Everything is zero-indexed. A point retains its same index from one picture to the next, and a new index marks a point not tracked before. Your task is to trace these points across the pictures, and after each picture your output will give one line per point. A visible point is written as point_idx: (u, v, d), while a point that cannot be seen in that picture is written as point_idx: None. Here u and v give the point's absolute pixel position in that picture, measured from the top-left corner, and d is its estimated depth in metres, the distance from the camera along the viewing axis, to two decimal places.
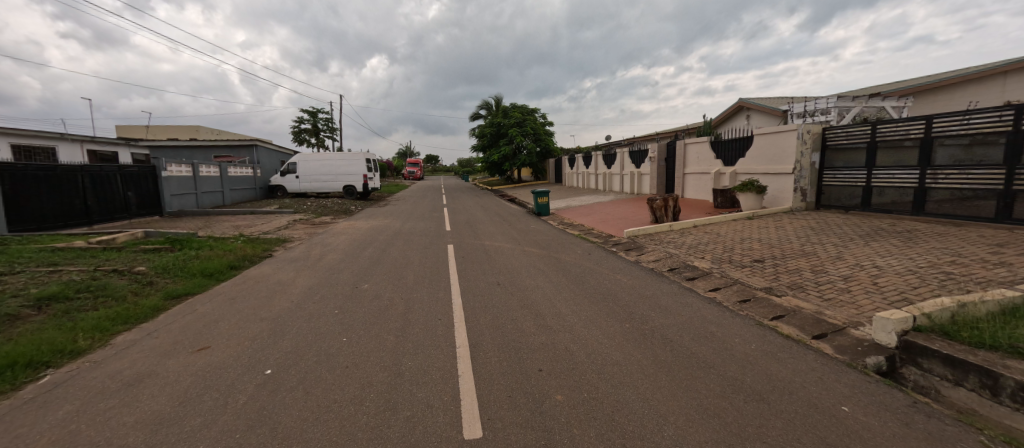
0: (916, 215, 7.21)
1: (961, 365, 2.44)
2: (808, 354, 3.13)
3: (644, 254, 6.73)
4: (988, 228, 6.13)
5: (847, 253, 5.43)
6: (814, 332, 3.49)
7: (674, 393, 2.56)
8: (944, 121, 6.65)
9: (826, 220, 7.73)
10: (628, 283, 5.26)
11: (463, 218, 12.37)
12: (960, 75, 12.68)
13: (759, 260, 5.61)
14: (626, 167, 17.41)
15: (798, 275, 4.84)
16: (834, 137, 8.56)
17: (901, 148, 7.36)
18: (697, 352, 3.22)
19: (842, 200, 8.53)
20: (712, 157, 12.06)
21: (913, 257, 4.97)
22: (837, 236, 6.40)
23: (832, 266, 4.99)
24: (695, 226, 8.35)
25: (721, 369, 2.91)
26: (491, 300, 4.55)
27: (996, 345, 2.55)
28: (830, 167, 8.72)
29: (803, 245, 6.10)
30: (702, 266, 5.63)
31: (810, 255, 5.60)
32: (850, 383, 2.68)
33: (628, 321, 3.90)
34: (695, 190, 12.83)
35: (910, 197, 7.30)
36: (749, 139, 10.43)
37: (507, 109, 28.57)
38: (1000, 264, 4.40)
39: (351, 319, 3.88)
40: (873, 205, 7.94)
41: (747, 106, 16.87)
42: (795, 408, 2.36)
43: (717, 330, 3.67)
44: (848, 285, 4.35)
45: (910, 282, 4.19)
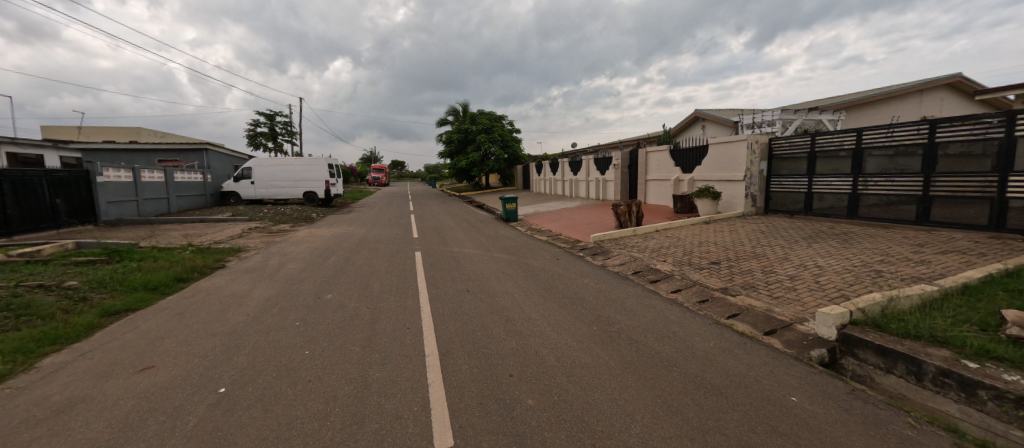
0: (851, 219, 7.90)
1: (891, 354, 2.74)
2: (761, 349, 3.35)
3: (610, 258, 6.92)
4: (911, 230, 6.81)
5: (793, 254, 5.86)
6: (765, 329, 3.74)
7: (640, 392, 2.65)
8: (872, 134, 7.36)
9: (774, 224, 8.31)
10: (595, 287, 5.39)
11: (431, 224, 12.22)
12: (884, 91, 14.12)
13: (716, 262, 5.93)
14: (591, 174, 17.90)
15: (750, 276, 5.17)
16: (779, 147, 9.25)
17: (837, 158, 8.07)
18: (661, 351, 3.35)
19: (787, 205, 9.21)
20: (671, 165, 12.64)
21: (849, 257, 5.44)
22: (784, 239, 6.89)
23: (780, 267, 5.37)
24: (657, 231, 8.68)
25: (683, 367, 3.05)
26: (460, 308, 4.51)
27: (919, 335, 2.87)
28: (776, 175, 9.38)
29: (754, 247, 6.52)
30: (664, 269, 5.88)
31: (760, 256, 6.00)
32: (798, 375, 2.89)
33: (594, 324, 4.00)
34: (657, 196, 13.40)
35: (845, 202, 8.01)
36: (705, 148, 11.03)
37: (475, 116, 28.58)
38: (921, 262, 4.91)
39: (314, 331, 3.72)
40: (814, 209, 8.62)
41: (702, 117, 17.86)
42: (749, 401, 2.52)
43: (678, 330, 3.84)
44: (794, 284, 4.69)
45: (847, 279, 4.59)
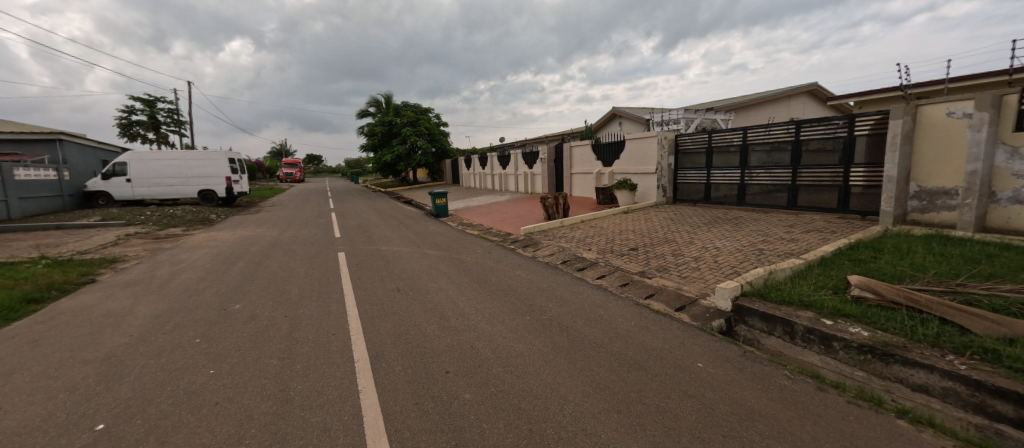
0: (740, 206, 9.15)
1: (772, 319, 3.30)
2: (673, 324, 3.76)
3: (540, 249, 7.17)
4: (783, 214, 8.12)
5: (697, 238, 6.64)
6: (676, 306, 4.20)
7: (572, 374, 2.82)
8: (754, 132, 8.59)
9: (681, 212, 9.32)
10: (527, 278, 5.55)
11: (355, 223, 11.48)
12: (762, 95, 16.50)
13: (634, 248, 6.48)
14: (520, 168, 18.27)
15: (663, 259, 5.75)
16: (683, 143, 10.35)
17: (728, 153, 9.28)
18: (589, 334, 3.58)
19: (691, 195, 10.37)
20: (593, 159, 13.43)
21: (739, 238, 6.33)
22: (689, 225, 7.76)
23: (686, 250, 6.05)
24: (582, 221, 9.19)
25: (608, 346, 3.31)
26: (391, 308, 4.33)
27: (791, 300, 3.49)
28: (682, 168, 10.50)
29: (665, 233, 7.25)
30: (589, 257, 6.26)
31: (671, 241, 6.69)
32: (703, 343, 3.31)
33: (527, 314, 4.13)
34: (581, 189, 14.16)
35: (735, 191, 9.26)
36: (622, 143, 11.91)
37: (399, 108, 27.32)
38: (791, 240, 5.91)
39: (221, 347, 3.29)
40: (712, 198, 9.83)
41: (619, 114, 19.22)
42: (665, 372, 2.83)
43: (603, 313, 4.14)
44: (698, 264, 5.33)
45: (738, 258, 5.34)
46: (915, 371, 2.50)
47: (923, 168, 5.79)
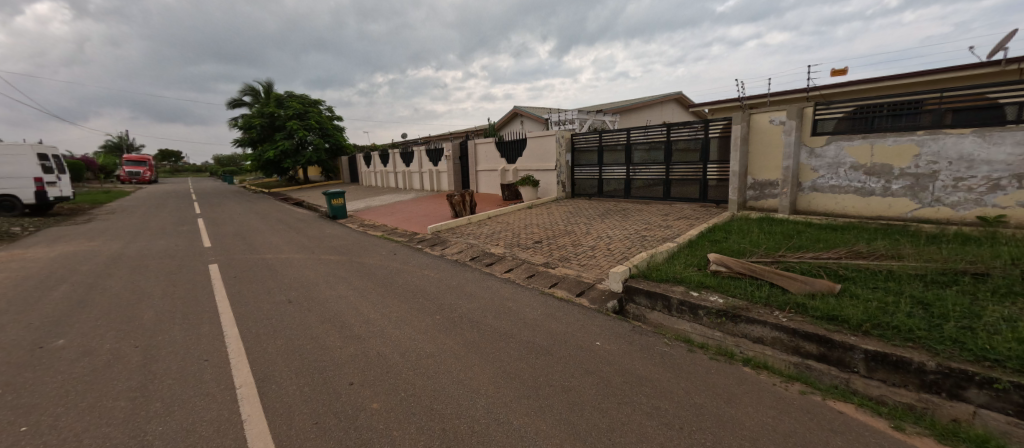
0: (627, 198, 10.29)
1: (654, 296, 3.85)
2: (575, 309, 4.07)
3: (449, 247, 7.08)
4: (660, 204, 9.36)
5: (592, 229, 7.27)
6: (577, 291, 4.54)
7: (484, 367, 2.84)
8: (635, 133, 9.71)
9: (578, 205, 10.11)
10: (436, 277, 5.43)
11: (230, 229, 9.84)
12: (640, 101, 18.75)
13: (538, 241, 6.81)
14: (425, 165, 17.74)
15: (564, 250, 6.16)
16: (578, 141, 11.21)
17: (616, 151, 10.34)
18: (499, 326, 3.66)
19: (586, 189, 11.31)
20: (497, 157, 13.71)
21: (627, 227, 7.12)
22: (586, 217, 8.46)
23: (584, 240, 6.58)
24: (489, 218, 9.33)
25: (518, 336, 3.42)
26: (280, 322, 3.83)
27: (668, 277, 4.07)
28: (578, 164, 11.36)
29: (566, 226, 7.78)
30: (497, 252, 6.39)
31: (571, 232, 7.21)
32: (600, 324, 3.66)
33: (437, 313, 4.04)
34: (487, 185, 14.36)
35: (622, 185, 10.37)
36: (524, 141, 12.39)
37: (281, 98, 24.12)
38: (667, 227, 6.86)
39: (33, 396, 2.52)
40: (604, 192, 10.86)
41: (520, 113, 19.94)
42: (569, 355, 3.05)
43: (512, 304, 4.27)
44: (594, 252, 5.85)
45: (626, 245, 6.00)
46: (755, 326, 3.13)
47: (755, 165, 7.20)
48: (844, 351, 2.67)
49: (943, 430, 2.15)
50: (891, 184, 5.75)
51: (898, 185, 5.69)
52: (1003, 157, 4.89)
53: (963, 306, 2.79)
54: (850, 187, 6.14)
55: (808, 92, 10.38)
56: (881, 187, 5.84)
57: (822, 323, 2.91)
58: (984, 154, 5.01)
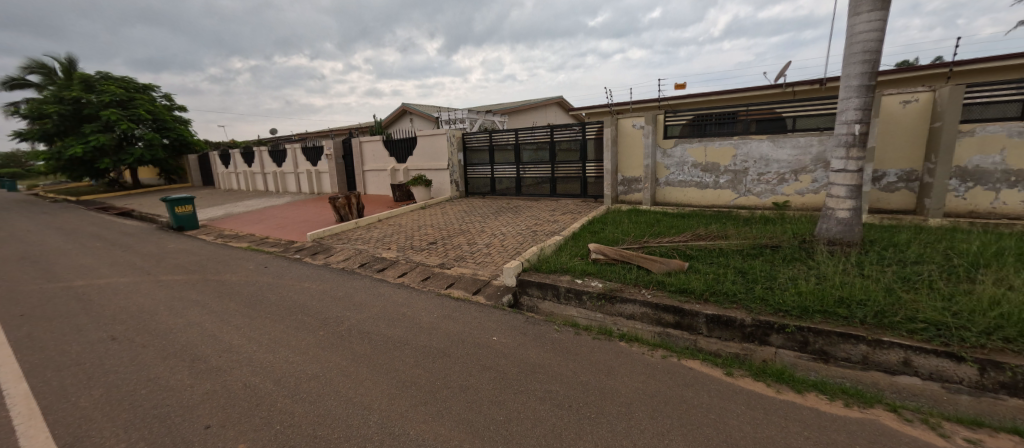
0: (518, 196, 10.75)
1: (545, 287, 4.12)
2: (472, 307, 4.08)
3: (333, 255, 6.41)
4: (548, 200, 10.02)
5: (486, 227, 7.40)
6: (473, 290, 4.56)
7: (376, 380, 2.64)
8: (522, 133, 10.19)
9: (472, 204, 10.19)
10: (317, 288, 4.86)
11: (7, 252, 7.25)
12: (526, 103, 19.78)
13: (433, 242, 6.64)
14: (300, 164, 15.78)
15: (460, 249, 6.13)
16: (469, 141, 11.28)
17: (506, 151, 10.71)
18: (393, 334, 3.45)
19: (480, 188, 11.47)
20: (386, 156, 12.95)
21: (519, 224, 7.44)
22: (480, 215, 8.58)
23: (479, 238, 6.65)
24: (379, 220, 8.77)
25: (413, 342, 3.27)
26: (95, 366, 2.96)
27: (556, 268, 4.39)
28: (470, 164, 11.44)
29: (461, 225, 7.75)
30: (389, 256, 6.03)
31: (465, 231, 7.21)
32: (496, 319, 3.74)
33: (320, 329, 3.62)
34: (376, 186, 13.46)
35: (513, 183, 10.80)
36: (413, 139, 11.95)
37: (91, 79, 18.78)
38: (554, 221, 7.37)
39: None
40: (497, 190, 11.16)
41: (409, 110, 19.18)
42: (467, 354, 3.03)
43: (407, 310, 4.08)
44: (489, 250, 5.95)
45: (519, 240, 6.26)
46: (627, 305, 3.57)
47: (623, 163, 8.22)
48: (692, 317, 3.23)
49: (756, 370, 2.76)
50: (719, 179, 7.16)
51: (724, 179, 7.13)
52: (786, 158, 6.51)
53: (766, 271, 3.61)
54: (692, 182, 7.45)
55: (659, 102, 12.27)
56: (713, 181, 7.23)
57: (676, 295, 3.48)
58: (774, 155, 6.60)
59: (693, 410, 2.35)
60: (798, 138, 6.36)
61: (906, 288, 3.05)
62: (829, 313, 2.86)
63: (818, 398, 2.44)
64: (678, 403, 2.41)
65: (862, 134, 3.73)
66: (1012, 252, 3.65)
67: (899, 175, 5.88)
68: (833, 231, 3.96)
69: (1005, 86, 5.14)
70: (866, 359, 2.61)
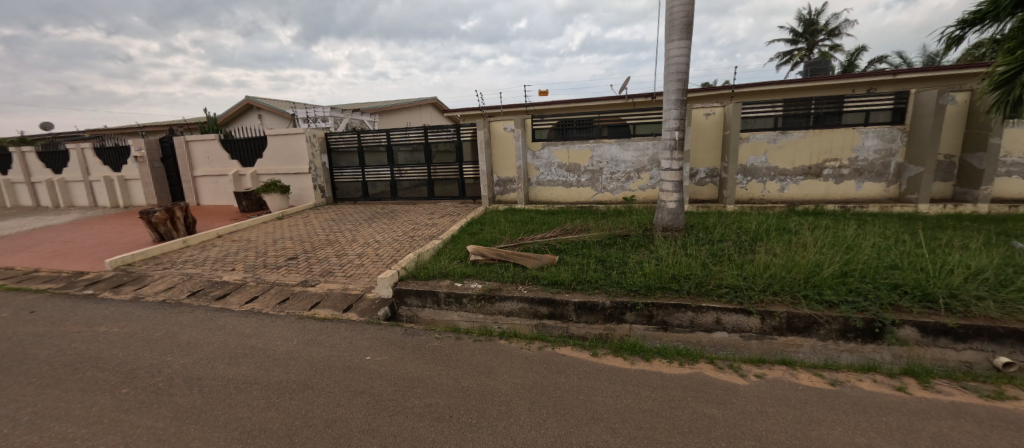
0: (394, 200, 10.20)
1: (423, 295, 3.95)
2: (342, 326, 3.65)
3: (148, 285, 5.00)
4: (427, 203, 9.73)
5: (358, 235, 6.78)
6: (343, 307, 4.07)
7: (210, 438, 2.12)
8: (395, 134, 9.67)
9: (342, 211, 9.26)
10: (121, 332, 3.71)
11: None
12: (399, 102, 18.93)
13: (292, 258, 5.76)
14: (94, 170, 12.05)
15: (326, 263, 5.46)
16: (334, 141, 10.21)
17: (377, 152, 10.03)
18: (235, 375, 2.83)
19: (350, 193, 10.52)
20: (226, 158, 10.82)
21: (395, 230, 7.03)
22: (351, 223, 7.83)
23: (349, 248, 6.04)
24: (219, 236, 7.26)
25: (264, 380, 2.74)
26: None
27: (434, 273, 4.25)
28: (337, 167, 10.38)
29: (327, 235, 6.94)
30: (232, 279, 5.00)
31: (333, 242, 6.48)
32: (370, 336, 3.42)
33: (122, 385, 2.75)
34: (214, 195, 11.13)
35: (388, 187, 10.20)
36: (263, 139, 10.25)
37: None
38: (433, 225, 7.18)
39: None
40: (370, 195, 10.40)
41: (255, 105, 16.40)
42: (335, 382, 2.68)
43: (257, 341, 3.41)
44: (362, 260, 5.45)
45: (395, 247, 5.90)
46: (505, 303, 3.65)
47: (498, 165, 8.50)
48: (563, 307, 3.47)
49: (616, 347, 3.11)
50: (581, 178, 7.98)
51: (585, 178, 7.97)
52: (630, 159, 7.62)
53: (619, 258, 4.13)
54: (559, 181, 8.14)
55: (527, 107, 13.12)
56: (576, 180, 8.03)
57: (549, 288, 3.71)
58: (622, 156, 7.66)
59: (567, 395, 2.50)
60: (638, 142, 7.52)
61: (715, 261, 3.83)
62: (666, 289, 3.41)
63: (662, 363, 2.87)
64: (552, 391, 2.55)
65: (679, 139, 4.57)
66: (774, 227, 4.95)
67: (707, 172, 7.44)
68: (666, 220, 4.76)
69: (765, 106, 6.97)
70: (693, 323, 3.17)
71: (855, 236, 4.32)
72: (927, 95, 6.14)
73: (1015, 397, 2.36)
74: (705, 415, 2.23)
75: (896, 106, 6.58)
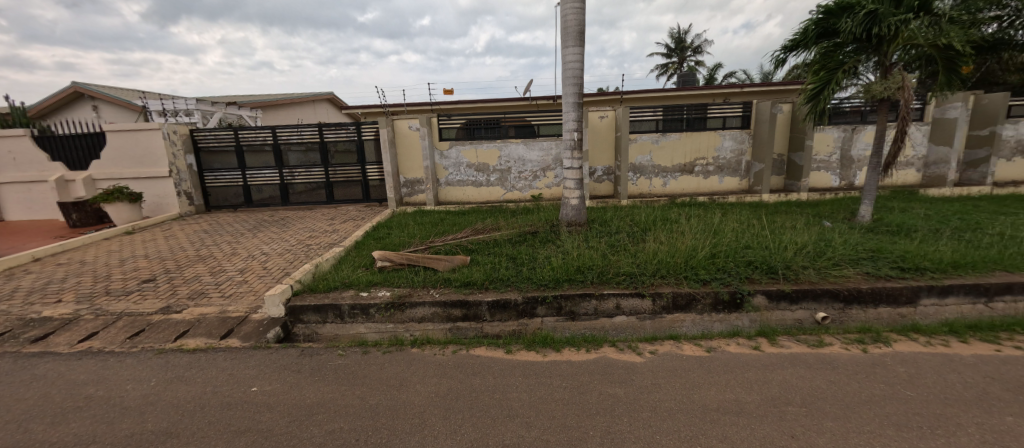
0: (285, 206, 9.10)
1: (322, 309, 3.57)
2: (219, 356, 3.09)
3: None
4: (326, 208, 8.87)
5: (239, 248, 5.87)
6: (222, 333, 3.44)
7: None
8: (282, 132, 8.61)
9: (217, 221, 7.95)
10: None
11: None
12: (287, 96, 16.94)
13: (148, 280, 4.72)
14: None
15: (197, 283, 4.58)
16: (203, 139, 8.69)
17: (261, 152, 8.82)
18: (61, 436, 2.20)
19: (229, 199, 9.08)
20: (43, 159, 8.48)
21: (286, 239, 6.26)
22: (230, 234, 6.75)
23: (228, 264, 5.19)
24: (35, 259, 5.65)
25: (107, 436, 2.18)
26: None
27: (335, 285, 3.87)
28: (208, 169, 8.86)
29: (198, 250, 5.86)
30: (56, 314, 3.90)
31: (206, 258, 5.49)
32: (257, 363, 2.97)
33: None
34: (26, 206, 8.63)
35: (277, 191, 9.06)
36: (102, 136, 8.38)
37: None
38: (333, 231, 6.57)
39: None
40: (254, 201, 9.12)
41: (86, 93, 13.11)
42: (209, 424, 2.25)
43: (95, 389, 2.69)
44: (245, 277, 4.71)
45: (287, 259, 5.24)
46: (417, 309, 3.47)
47: (404, 165, 8.15)
48: (476, 307, 3.43)
49: (529, 341, 3.19)
50: (490, 177, 8.08)
51: (494, 178, 8.08)
52: (535, 158, 7.96)
53: (529, 255, 4.25)
54: (469, 181, 8.12)
55: (433, 105, 12.81)
56: (486, 180, 8.09)
57: (461, 289, 3.64)
58: (528, 156, 7.95)
59: (482, 396, 2.47)
60: (543, 143, 7.90)
61: (613, 252, 4.17)
62: (572, 280, 3.61)
63: (571, 352, 3.02)
64: (467, 394, 2.50)
65: (578, 140, 4.89)
66: (659, 218, 5.61)
67: (603, 170, 8.14)
68: (570, 215, 5.05)
69: (649, 111, 7.86)
70: (597, 311, 3.41)
71: (719, 223, 5.12)
72: (764, 105, 7.57)
73: (830, 343, 3.01)
74: (609, 396, 2.40)
75: (744, 113, 7.96)
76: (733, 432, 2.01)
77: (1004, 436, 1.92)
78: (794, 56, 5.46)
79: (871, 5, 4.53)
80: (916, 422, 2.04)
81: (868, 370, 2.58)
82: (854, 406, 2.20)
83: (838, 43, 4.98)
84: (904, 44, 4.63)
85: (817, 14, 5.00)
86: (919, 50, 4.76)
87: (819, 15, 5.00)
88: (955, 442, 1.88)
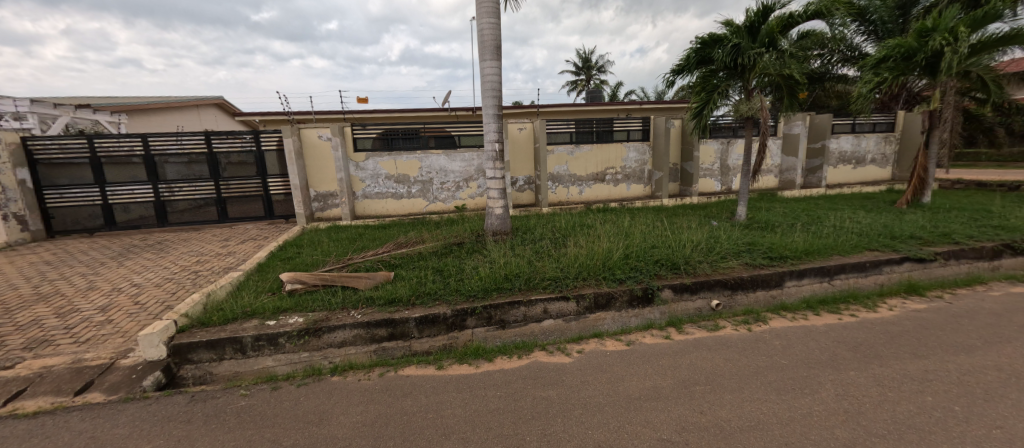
0: (163, 227, 7.71)
1: (218, 344, 3.08)
2: (74, 416, 2.47)
3: None
4: (217, 228, 7.72)
5: (99, 281, 4.79)
6: (75, 388, 2.74)
7: None
8: (158, 141, 7.35)
9: (66, 249, 6.43)
10: None
11: None
12: (160, 100, 14.45)
13: None
14: None
15: (37, 328, 3.62)
16: (40, 149, 6.99)
17: (129, 164, 7.39)
18: None
19: (82, 222, 7.42)
20: None
21: (166, 266, 5.29)
22: (85, 264, 5.50)
23: (83, 301, 4.20)
24: None
25: None
26: None
27: (234, 315, 3.37)
28: (50, 185, 7.15)
29: (36, 287, 4.65)
30: None
31: (48, 296, 4.37)
32: (132, 419, 2.43)
33: None
34: None
35: (152, 210, 7.64)
36: None
37: None
38: (229, 254, 5.74)
39: None
40: (119, 223, 7.58)
41: None
42: None
43: None
44: (108, 316, 3.85)
45: (168, 290, 4.43)
46: (336, 333, 3.18)
47: (315, 177, 7.51)
48: (403, 325, 3.27)
49: (462, 355, 3.12)
50: (411, 189, 7.82)
51: (415, 189, 7.84)
52: (457, 169, 7.94)
53: (456, 266, 4.19)
54: (389, 193, 7.76)
55: (344, 115, 12.06)
56: (407, 191, 7.81)
57: (386, 308, 3.44)
58: (450, 167, 7.90)
59: (414, 418, 2.35)
60: (464, 154, 7.93)
61: (538, 258, 4.32)
62: (501, 289, 3.65)
63: (503, 360, 3.04)
64: (399, 419, 2.34)
65: (500, 151, 4.99)
66: (577, 224, 5.96)
67: (524, 180, 8.42)
68: (495, 225, 5.12)
69: (563, 123, 8.37)
70: (526, 316, 3.48)
71: (629, 226, 5.62)
72: (660, 121, 8.56)
73: (723, 326, 3.48)
74: (543, 399, 2.45)
75: (644, 127, 8.90)
76: (654, 416, 2.20)
77: (850, 387, 2.40)
78: (681, 79, 6.28)
79: (735, 40, 5.44)
80: (790, 385, 2.45)
81: (753, 346, 3.03)
82: (746, 378, 2.56)
83: (713, 69, 5.87)
84: (760, 73, 5.61)
85: (696, 44, 5.84)
86: (770, 78, 5.80)
87: (697, 45, 5.85)
88: (819, 397, 2.30)
